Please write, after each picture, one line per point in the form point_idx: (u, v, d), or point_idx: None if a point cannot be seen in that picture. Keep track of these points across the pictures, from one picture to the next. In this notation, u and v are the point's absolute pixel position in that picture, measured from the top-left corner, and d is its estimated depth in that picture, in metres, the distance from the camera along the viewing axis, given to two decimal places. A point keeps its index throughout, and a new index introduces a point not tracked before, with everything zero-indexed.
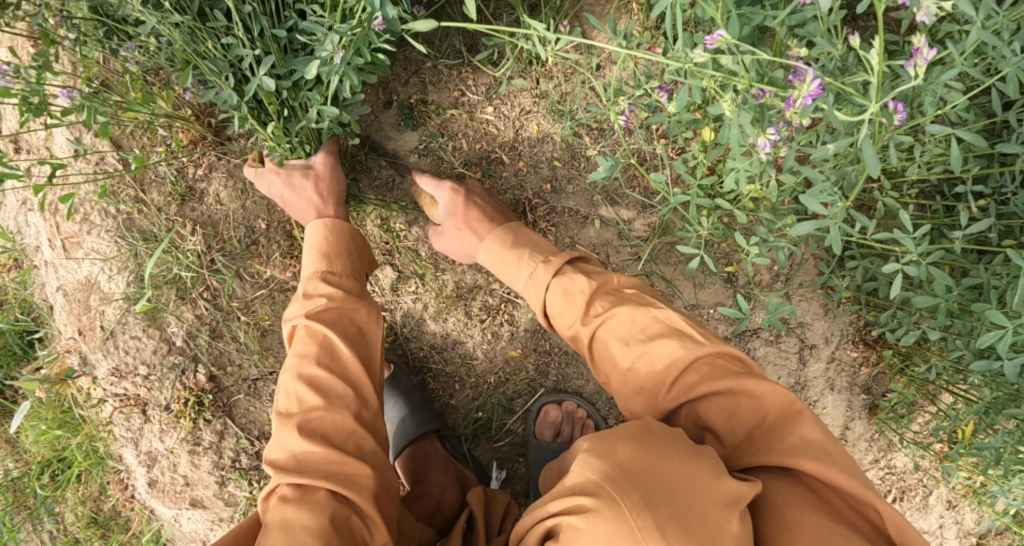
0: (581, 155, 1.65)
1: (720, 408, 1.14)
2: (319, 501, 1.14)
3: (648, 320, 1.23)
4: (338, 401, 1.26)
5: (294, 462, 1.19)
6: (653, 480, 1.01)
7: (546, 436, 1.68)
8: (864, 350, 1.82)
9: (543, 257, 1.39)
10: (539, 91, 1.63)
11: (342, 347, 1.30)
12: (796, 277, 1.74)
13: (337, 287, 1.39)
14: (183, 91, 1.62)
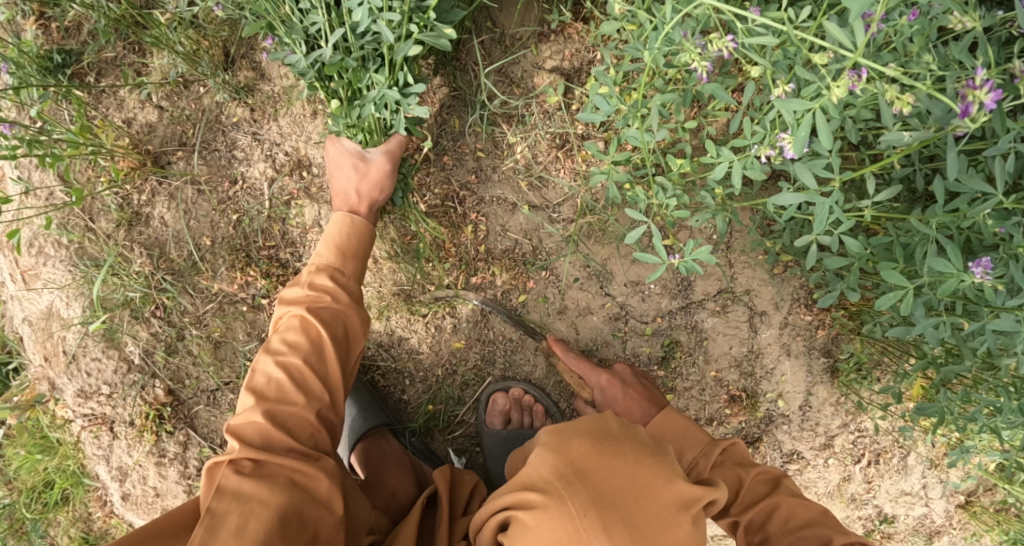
0: (503, 144, 1.68)
1: None
2: (276, 477, 1.20)
3: (797, 507, 1.29)
4: (313, 398, 1.32)
5: (259, 438, 1.24)
6: (597, 481, 1.16)
7: (496, 424, 1.71)
8: (819, 313, 1.80)
9: (700, 446, 1.40)
10: (454, 85, 1.66)
11: (331, 349, 1.35)
12: (735, 244, 1.73)
13: (338, 291, 1.43)
14: (124, 123, 1.71)
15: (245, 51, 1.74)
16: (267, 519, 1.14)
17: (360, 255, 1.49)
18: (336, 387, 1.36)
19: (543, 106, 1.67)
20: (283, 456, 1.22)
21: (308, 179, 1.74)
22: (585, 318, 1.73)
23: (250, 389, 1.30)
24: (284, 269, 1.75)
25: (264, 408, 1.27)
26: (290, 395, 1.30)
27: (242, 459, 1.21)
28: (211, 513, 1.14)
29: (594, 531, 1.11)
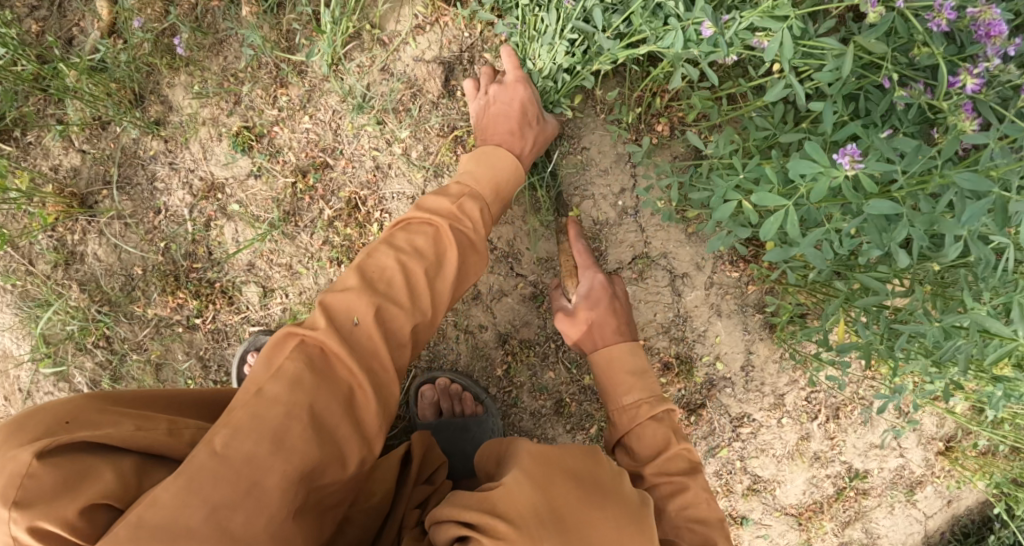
0: (396, 140, 1.74)
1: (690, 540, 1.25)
2: (334, 389, 1.15)
3: (680, 461, 1.33)
4: (416, 311, 1.27)
5: (344, 329, 1.19)
6: (578, 537, 1.04)
7: (429, 417, 1.71)
8: (745, 268, 1.74)
9: (646, 383, 1.41)
10: (344, 90, 1.73)
11: (450, 265, 1.32)
12: (643, 208, 1.72)
13: (478, 218, 1.39)
14: (51, 170, 1.83)
15: (151, 87, 1.81)
16: (306, 431, 1.09)
17: (505, 192, 1.47)
18: (437, 312, 1.31)
19: (428, 98, 1.72)
20: (359, 371, 1.16)
21: (223, 200, 1.80)
22: (501, 300, 1.74)
23: (361, 274, 1.26)
24: (212, 287, 1.81)
25: (370, 302, 1.22)
26: (398, 295, 1.25)
27: (314, 346, 1.17)
28: (260, 398, 1.09)
29: None
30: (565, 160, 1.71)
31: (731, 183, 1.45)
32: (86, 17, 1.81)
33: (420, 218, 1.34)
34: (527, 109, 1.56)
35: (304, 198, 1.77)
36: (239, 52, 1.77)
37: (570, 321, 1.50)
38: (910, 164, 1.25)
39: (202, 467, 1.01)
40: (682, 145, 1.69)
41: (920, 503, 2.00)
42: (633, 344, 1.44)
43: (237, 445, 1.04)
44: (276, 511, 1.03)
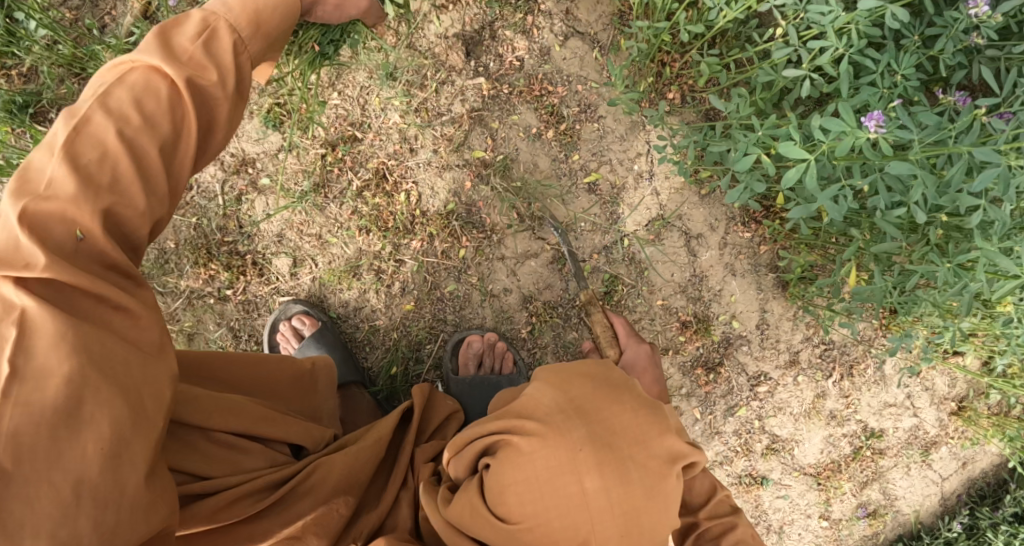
0: (423, 108, 1.79)
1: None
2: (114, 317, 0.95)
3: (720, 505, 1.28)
4: (155, 205, 1.00)
5: (63, 248, 0.92)
6: (597, 421, 1.13)
7: (465, 369, 1.75)
8: (757, 229, 1.81)
9: None
10: (370, 66, 1.81)
11: (190, 145, 1.03)
12: (659, 172, 1.79)
13: (228, 65, 1.06)
14: None
15: None
16: (99, 397, 0.90)
17: (270, 34, 1.14)
18: (178, 188, 1.05)
19: (452, 70, 1.79)
20: (110, 295, 0.93)
21: (253, 174, 1.87)
22: (525, 263, 1.80)
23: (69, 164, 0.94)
24: (243, 260, 1.87)
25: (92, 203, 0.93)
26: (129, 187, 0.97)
27: (37, 280, 0.89)
28: (22, 384, 0.87)
29: (591, 471, 1.09)
30: (582, 127, 1.77)
31: (752, 138, 1.43)
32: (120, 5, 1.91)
33: (138, 72, 1.00)
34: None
35: (333, 170, 1.84)
36: None
37: None
38: (931, 135, 1.24)
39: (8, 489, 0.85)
40: (689, 110, 1.77)
41: (935, 465, 2.02)
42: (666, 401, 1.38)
43: (28, 445, 0.86)
44: (115, 498, 0.90)
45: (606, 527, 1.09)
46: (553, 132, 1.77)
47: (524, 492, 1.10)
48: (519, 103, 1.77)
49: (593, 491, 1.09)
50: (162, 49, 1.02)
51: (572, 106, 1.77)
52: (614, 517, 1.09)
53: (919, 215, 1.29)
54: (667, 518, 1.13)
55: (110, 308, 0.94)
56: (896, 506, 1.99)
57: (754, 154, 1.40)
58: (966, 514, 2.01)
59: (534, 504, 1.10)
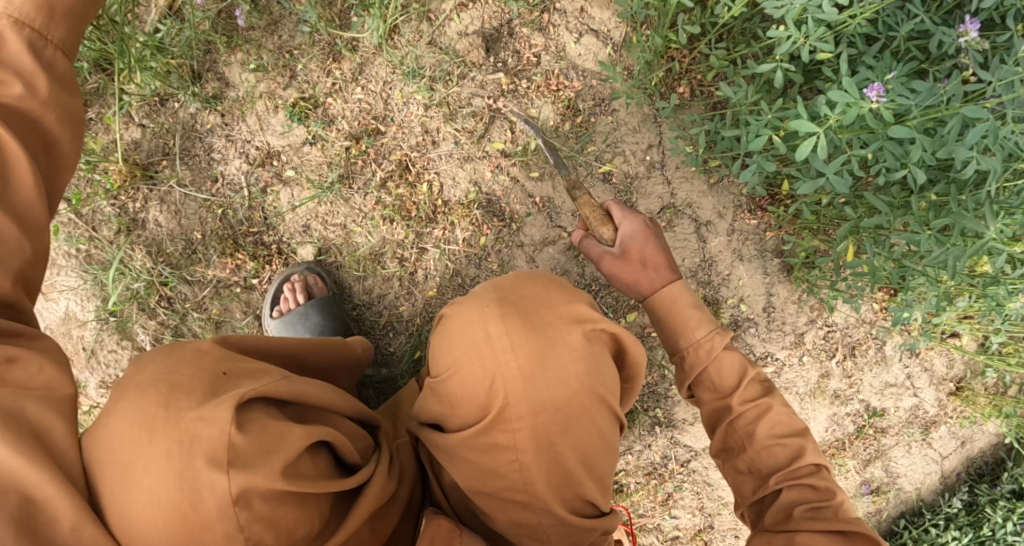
0: (445, 102, 1.87)
1: (781, 452, 1.35)
2: (140, 367, 1.12)
3: (749, 388, 1.42)
4: (6, 249, 1.09)
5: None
6: (510, 290, 1.28)
7: None
8: (763, 216, 1.89)
9: (687, 344, 1.47)
10: (391, 62, 1.88)
11: (22, 186, 1.11)
12: (670, 162, 1.87)
13: (33, 93, 1.12)
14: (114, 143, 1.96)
15: (209, 65, 1.96)
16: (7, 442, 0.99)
17: (73, 32, 1.17)
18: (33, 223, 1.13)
19: (472, 66, 1.87)
20: None
21: (278, 166, 1.94)
22: (543, 250, 1.87)
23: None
24: (269, 250, 1.93)
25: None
26: None
27: None
28: None
29: (494, 317, 1.22)
30: (597, 120, 1.85)
31: (763, 121, 1.52)
32: None
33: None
34: None
35: (357, 161, 1.90)
36: (292, 31, 1.93)
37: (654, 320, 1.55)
38: (924, 101, 1.31)
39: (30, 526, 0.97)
40: (698, 102, 1.86)
41: (935, 444, 2.08)
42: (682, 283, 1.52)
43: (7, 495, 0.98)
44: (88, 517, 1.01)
45: (509, 367, 1.19)
46: (570, 125, 1.85)
47: (451, 347, 1.24)
48: (537, 97, 1.85)
49: (496, 335, 1.20)
50: None
51: (587, 100, 1.85)
52: (517, 357, 1.19)
53: (920, 175, 1.35)
54: (572, 365, 1.21)
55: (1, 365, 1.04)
56: (898, 483, 2.04)
57: (765, 135, 1.50)
58: (965, 491, 2.08)
59: (459, 358, 1.22)
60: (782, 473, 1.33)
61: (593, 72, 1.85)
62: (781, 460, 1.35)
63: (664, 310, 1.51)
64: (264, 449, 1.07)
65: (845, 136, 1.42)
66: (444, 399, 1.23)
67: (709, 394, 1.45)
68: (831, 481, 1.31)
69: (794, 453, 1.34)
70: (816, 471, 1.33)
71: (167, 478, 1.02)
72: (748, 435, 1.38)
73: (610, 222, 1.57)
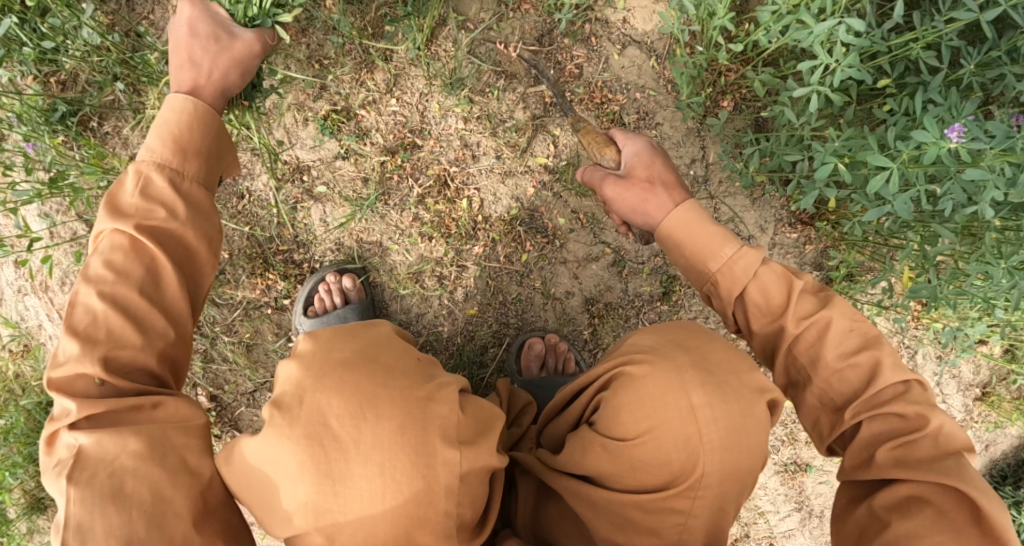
0: (484, 115, 1.81)
1: (856, 378, 1.28)
2: (334, 350, 1.22)
3: (807, 304, 1.34)
4: (156, 337, 1.19)
5: (94, 394, 1.12)
6: (697, 352, 1.24)
7: (533, 368, 1.79)
8: (804, 230, 1.89)
9: (720, 267, 1.40)
10: (429, 73, 1.81)
11: (171, 286, 1.22)
12: (714, 177, 1.84)
13: (174, 202, 1.25)
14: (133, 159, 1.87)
15: None
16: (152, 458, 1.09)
17: (207, 160, 1.33)
18: (182, 320, 1.23)
19: (512, 78, 1.81)
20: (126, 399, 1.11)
21: (308, 182, 1.85)
22: (587, 266, 1.84)
23: (73, 330, 1.15)
24: (300, 269, 1.86)
25: (96, 353, 1.13)
26: (127, 336, 1.16)
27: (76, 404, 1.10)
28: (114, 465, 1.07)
29: (695, 386, 1.18)
30: (641, 133, 1.82)
31: (829, 148, 1.48)
32: (155, 10, 1.87)
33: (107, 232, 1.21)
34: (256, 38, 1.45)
35: (393, 176, 1.83)
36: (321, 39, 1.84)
37: (678, 254, 1.48)
38: (999, 142, 1.27)
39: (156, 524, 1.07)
40: (743, 118, 1.83)
41: None
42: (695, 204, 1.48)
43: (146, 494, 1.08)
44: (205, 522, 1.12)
45: (713, 440, 1.15)
46: None
47: (647, 407, 1.17)
48: (580, 111, 1.81)
49: (699, 406, 1.17)
50: (115, 212, 1.23)
51: (632, 114, 1.81)
52: (716, 431, 1.16)
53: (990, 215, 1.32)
54: (762, 438, 1.19)
55: (148, 409, 1.13)
56: None
57: (831, 163, 1.47)
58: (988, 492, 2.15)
59: (651, 423, 1.18)
60: (857, 396, 1.27)
61: (637, 84, 1.81)
62: (853, 384, 1.28)
63: (688, 239, 1.45)
64: (476, 432, 1.21)
65: (915, 171, 1.39)
66: (623, 462, 1.18)
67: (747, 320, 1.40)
68: (914, 401, 1.23)
69: (866, 372, 1.28)
70: (897, 393, 1.25)
71: (401, 453, 1.13)
72: (813, 358, 1.31)
73: (617, 149, 1.62)
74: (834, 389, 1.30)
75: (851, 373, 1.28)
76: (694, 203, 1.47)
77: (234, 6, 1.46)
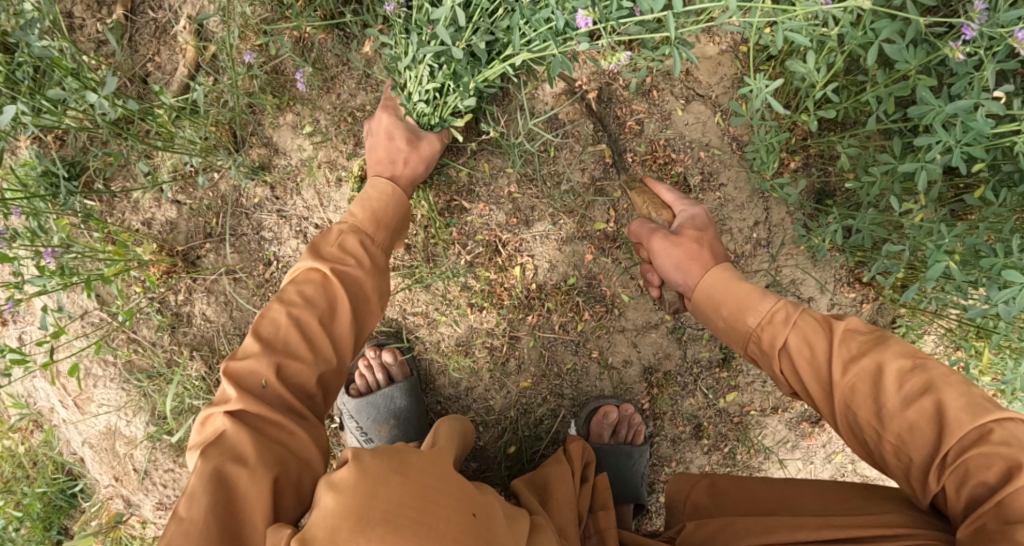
0: (538, 177, 1.66)
1: (925, 426, 1.04)
2: (384, 489, 0.94)
3: (855, 344, 1.13)
4: (321, 362, 1.20)
5: (253, 393, 1.12)
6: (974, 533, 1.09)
7: (604, 435, 1.70)
8: (863, 289, 1.78)
9: (756, 320, 1.24)
10: (479, 130, 1.64)
11: (346, 317, 1.24)
12: (776, 239, 1.72)
13: (360, 252, 1.31)
14: (146, 225, 1.69)
15: (253, 128, 1.69)
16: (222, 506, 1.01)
17: (390, 230, 1.39)
18: (343, 357, 1.25)
19: (567, 135, 1.65)
20: (283, 418, 1.11)
21: None
22: (645, 334, 1.74)
23: (255, 337, 1.18)
24: None
25: (269, 362, 1.14)
26: (298, 351, 1.18)
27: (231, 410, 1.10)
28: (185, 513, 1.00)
29: None
30: (704, 196, 1.68)
31: (941, 245, 1.39)
32: (162, 51, 1.75)
33: (303, 267, 1.26)
34: (420, 146, 1.53)
35: (438, 243, 1.68)
36: (354, 89, 1.69)
37: (706, 313, 1.34)
38: None
39: None
40: (809, 178, 1.69)
41: None
42: (730, 266, 1.35)
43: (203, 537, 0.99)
44: None
45: None
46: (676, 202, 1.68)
47: None
48: (642, 171, 1.67)
49: None
50: (313, 249, 1.29)
51: (697, 175, 1.68)
52: None
53: None
54: None
55: (289, 434, 1.12)
56: None
57: (944, 261, 1.38)
58: None
59: None
60: (937, 458, 1.02)
61: (704, 140, 1.67)
62: (927, 436, 1.03)
63: (728, 305, 1.30)
64: None
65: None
66: None
67: (803, 378, 1.17)
68: (996, 445, 0.99)
69: (933, 418, 1.03)
70: (977, 437, 1.00)
71: None
72: (875, 414, 1.08)
73: (672, 209, 1.52)
74: (908, 449, 1.05)
75: (919, 424, 1.04)
76: (729, 265, 1.36)
77: (420, 117, 1.55)
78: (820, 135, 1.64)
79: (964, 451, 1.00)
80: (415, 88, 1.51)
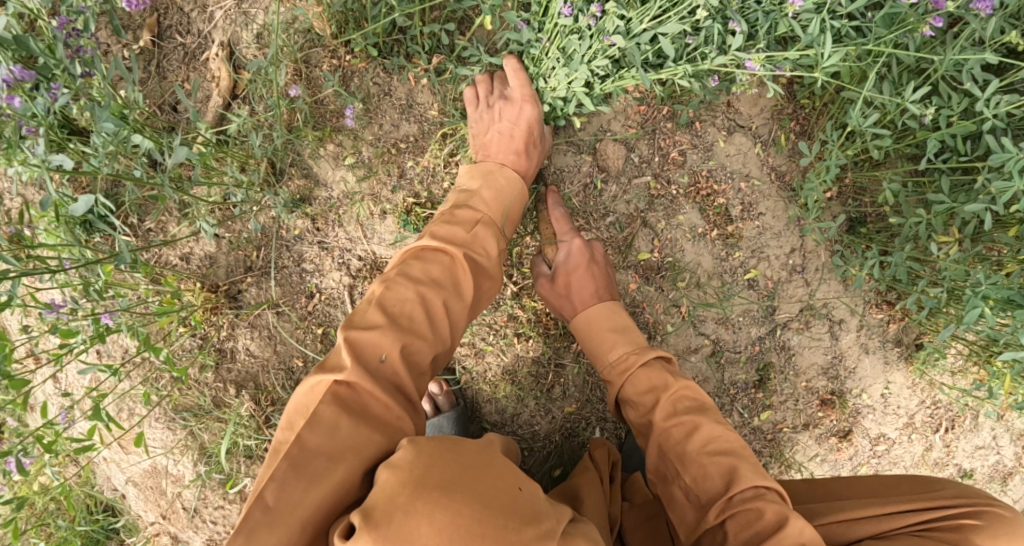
0: (582, 211, 1.70)
1: (721, 476, 1.23)
2: (436, 461, 0.96)
3: (688, 401, 1.34)
4: (436, 345, 1.22)
5: (372, 367, 1.12)
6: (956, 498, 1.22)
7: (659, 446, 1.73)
8: (889, 310, 1.78)
9: (621, 354, 1.43)
10: None
11: (468, 299, 1.28)
12: (811, 265, 1.74)
13: (482, 238, 1.35)
14: (185, 262, 1.65)
15: (293, 159, 1.65)
16: (304, 480, 1.00)
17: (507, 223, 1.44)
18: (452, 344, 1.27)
19: (610, 168, 1.69)
20: (393, 402, 1.10)
21: None
22: (685, 359, 1.76)
23: (381, 309, 1.19)
24: None
25: (395, 340, 1.15)
26: (420, 329, 1.20)
27: (346, 386, 1.09)
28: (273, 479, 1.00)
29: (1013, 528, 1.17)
30: (744, 225, 1.72)
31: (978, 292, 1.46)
32: (191, 78, 1.70)
33: (431, 247, 1.29)
34: (532, 132, 1.54)
35: None
36: (396, 120, 1.67)
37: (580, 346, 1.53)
38: None
39: (257, 525, 0.97)
40: (843, 207, 1.72)
41: None
42: (614, 305, 1.51)
43: (287, 494, 0.99)
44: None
45: None
46: (717, 231, 1.71)
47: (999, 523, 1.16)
48: (685, 203, 1.70)
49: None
50: (440, 230, 1.32)
51: (737, 205, 1.71)
52: None
53: None
54: None
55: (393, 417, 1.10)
56: None
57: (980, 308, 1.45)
58: None
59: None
60: (720, 500, 1.21)
61: (745, 169, 1.70)
62: (717, 485, 1.23)
63: (591, 343, 1.50)
64: None
65: None
66: None
67: (637, 417, 1.38)
68: (768, 500, 1.18)
69: (726, 473, 1.23)
70: (759, 493, 1.20)
71: None
72: (680, 455, 1.28)
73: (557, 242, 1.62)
74: (698, 492, 1.24)
75: (716, 471, 1.24)
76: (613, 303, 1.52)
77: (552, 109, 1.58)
78: (858, 169, 1.68)
79: (743, 500, 1.19)
80: (561, 86, 1.54)
